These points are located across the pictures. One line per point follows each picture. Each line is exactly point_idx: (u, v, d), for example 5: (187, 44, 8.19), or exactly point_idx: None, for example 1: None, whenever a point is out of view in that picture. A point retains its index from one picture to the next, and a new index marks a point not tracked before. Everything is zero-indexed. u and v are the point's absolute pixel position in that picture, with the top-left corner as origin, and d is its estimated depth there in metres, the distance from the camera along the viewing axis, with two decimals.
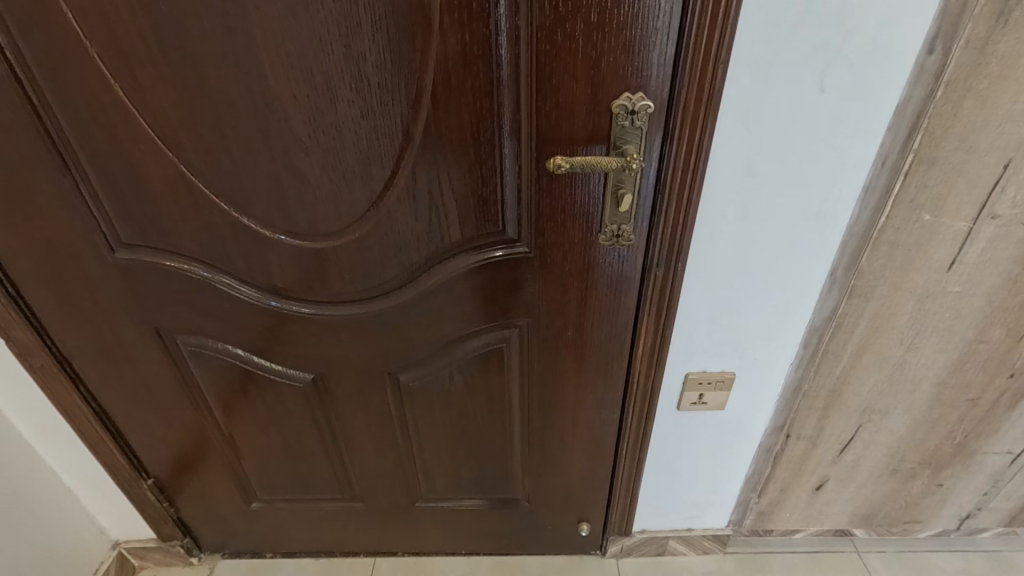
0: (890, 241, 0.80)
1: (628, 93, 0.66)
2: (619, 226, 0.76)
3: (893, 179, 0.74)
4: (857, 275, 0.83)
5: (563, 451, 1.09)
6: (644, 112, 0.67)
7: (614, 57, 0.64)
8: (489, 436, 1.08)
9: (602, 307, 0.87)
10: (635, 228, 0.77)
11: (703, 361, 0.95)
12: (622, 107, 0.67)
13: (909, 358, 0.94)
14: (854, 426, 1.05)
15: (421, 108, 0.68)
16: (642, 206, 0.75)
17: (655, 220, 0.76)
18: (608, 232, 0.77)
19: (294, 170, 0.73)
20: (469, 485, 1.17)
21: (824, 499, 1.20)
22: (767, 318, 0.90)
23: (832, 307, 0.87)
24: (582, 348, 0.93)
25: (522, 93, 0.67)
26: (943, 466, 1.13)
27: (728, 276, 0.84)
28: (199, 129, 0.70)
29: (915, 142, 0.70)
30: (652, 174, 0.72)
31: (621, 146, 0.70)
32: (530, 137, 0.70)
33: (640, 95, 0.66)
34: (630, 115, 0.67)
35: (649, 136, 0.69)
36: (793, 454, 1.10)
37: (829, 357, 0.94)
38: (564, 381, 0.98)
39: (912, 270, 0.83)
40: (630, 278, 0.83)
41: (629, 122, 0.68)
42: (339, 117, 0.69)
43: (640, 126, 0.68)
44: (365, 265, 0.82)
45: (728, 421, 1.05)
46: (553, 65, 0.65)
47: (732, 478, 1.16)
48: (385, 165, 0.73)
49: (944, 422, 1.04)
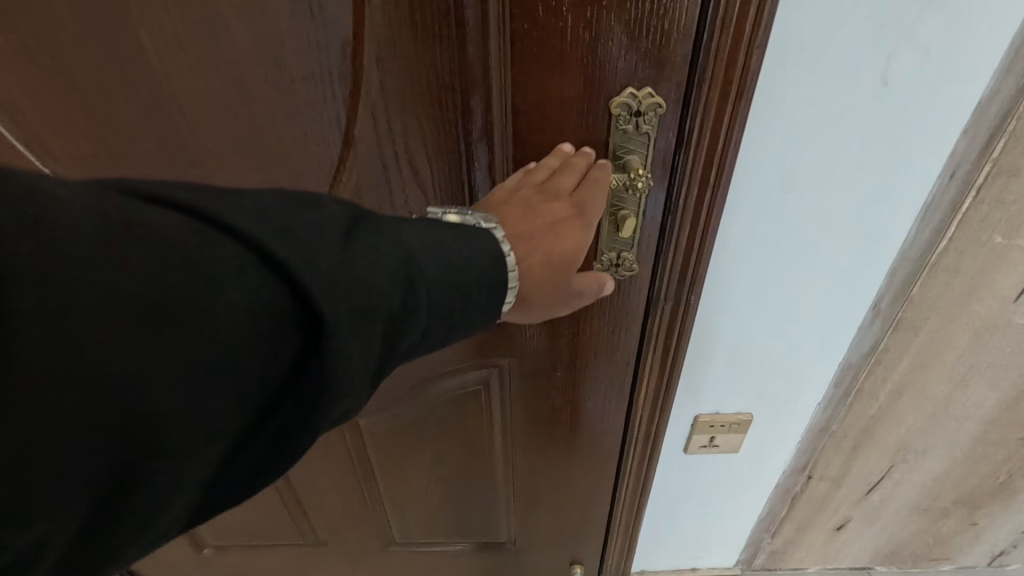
0: (949, 267, 0.65)
1: (632, 87, 0.51)
2: (619, 253, 0.61)
3: (963, 194, 0.59)
4: (905, 306, 0.69)
5: (554, 497, 0.95)
6: (653, 112, 0.51)
7: (613, 41, 0.48)
8: (469, 480, 0.94)
9: (599, 345, 0.72)
10: (640, 255, 0.62)
11: (716, 401, 0.82)
12: (623, 106, 0.51)
13: (957, 395, 0.80)
14: (885, 466, 0.92)
15: (362, 107, 0.52)
16: (648, 230, 0.60)
17: (663, 246, 0.61)
18: (607, 261, 0.62)
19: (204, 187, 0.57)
20: (448, 530, 1.03)
21: (844, 538, 1.08)
22: (794, 354, 0.76)
23: (872, 341, 0.73)
24: (575, 390, 0.79)
25: (494, 89, 0.51)
26: (980, 504, 1.00)
27: (750, 307, 0.70)
28: (76, 134, 0.54)
29: (997, 148, 0.55)
30: (661, 190, 0.57)
31: (622, 156, 0.54)
32: (507, 146, 0.55)
33: (647, 91, 0.50)
34: (634, 115, 0.52)
35: (658, 143, 0.54)
36: (814, 495, 0.97)
37: (863, 396, 0.80)
38: (554, 424, 0.84)
39: (972, 300, 0.68)
40: (632, 313, 0.68)
41: (633, 125, 0.52)
42: (255, 119, 0.53)
43: (647, 131, 0.53)
44: None
45: (742, 462, 0.92)
46: (533, 53, 0.49)
47: (743, 517, 1.03)
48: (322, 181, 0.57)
49: (987, 461, 0.91)
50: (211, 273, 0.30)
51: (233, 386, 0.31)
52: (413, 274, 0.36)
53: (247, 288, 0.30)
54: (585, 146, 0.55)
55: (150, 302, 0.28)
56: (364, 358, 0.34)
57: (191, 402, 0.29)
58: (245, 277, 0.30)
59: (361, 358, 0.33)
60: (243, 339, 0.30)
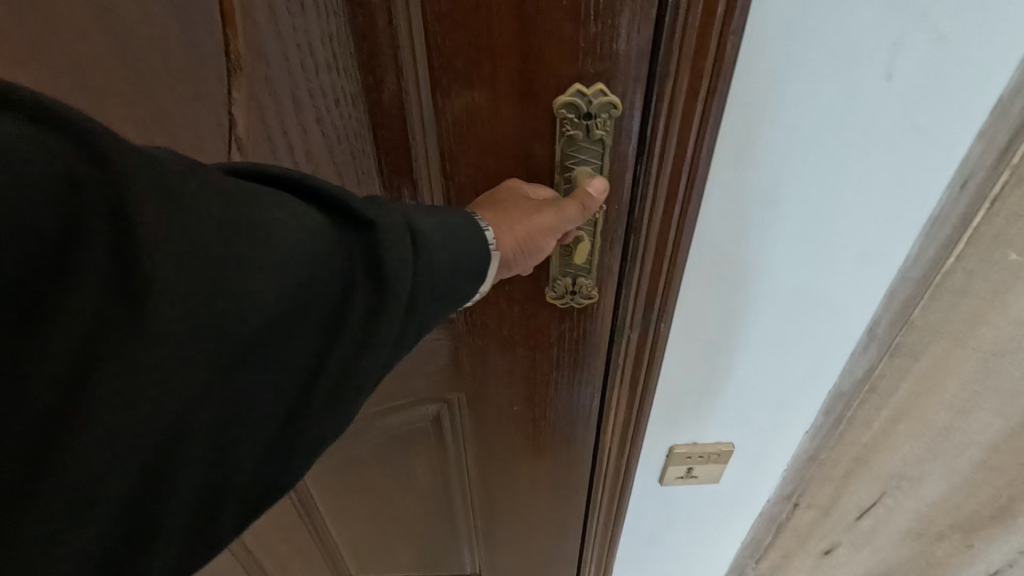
0: (956, 288, 0.57)
1: (580, 83, 0.41)
2: (575, 278, 0.52)
3: (976, 208, 0.50)
4: (905, 331, 0.61)
5: (519, 535, 0.87)
6: (606, 115, 0.42)
7: (554, 28, 0.39)
8: (427, 514, 0.86)
9: (559, 380, 0.64)
10: (600, 279, 0.53)
11: (693, 432, 0.74)
12: (569, 106, 0.42)
13: (960, 422, 0.72)
14: (878, 493, 0.84)
15: (246, 104, 0.43)
16: (607, 253, 0.51)
17: (625, 271, 0.52)
18: (561, 286, 0.53)
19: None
20: (407, 566, 0.95)
21: (833, 562, 1.01)
22: (780, 381, 0.68)
23: (867, 369, 0.65)
24: (536, 426, 0.70)
25: (411, 87, 0.42)
26: (978, 528, 0.93)
27: (729, 333, 0.62)
28: None
29: (1015, 155, 0.47)
30: (620, 207, 0.48)
31: (572, 167, 0.45)
32: (434, 155, 0.45)
33: (598, 88, 0.41)
34: (583, 117, 0.42)
35: (616, 151, 0.44)
36: (801, 521, 0.90)
37: (855, 425, 0.72)
38: (514, 460, 0.75)
39: (980, 324, 0.60)
40: (592, 346, 0.60)
41: (582, 129, 0.43)
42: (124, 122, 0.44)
43: (600, 137, 0.43)
44: None
45: (723, 492, 0.84)
46: (454, 40, 0.39)
47: (725, 543, 0.96)
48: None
49: (987, 486, 0.84)
50: (258, 199, 0.31)
51: (296, 296, 0.31)
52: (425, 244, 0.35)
53: (293, 210, 0.32)
54: (529, 157, 0.45)
55: (219, 214, 0.29)
56: (411, 265, 0.34)
57: (268, 303, 0.30)
58: (287, 203, 0.32)
59: (411, 266, 0.33)
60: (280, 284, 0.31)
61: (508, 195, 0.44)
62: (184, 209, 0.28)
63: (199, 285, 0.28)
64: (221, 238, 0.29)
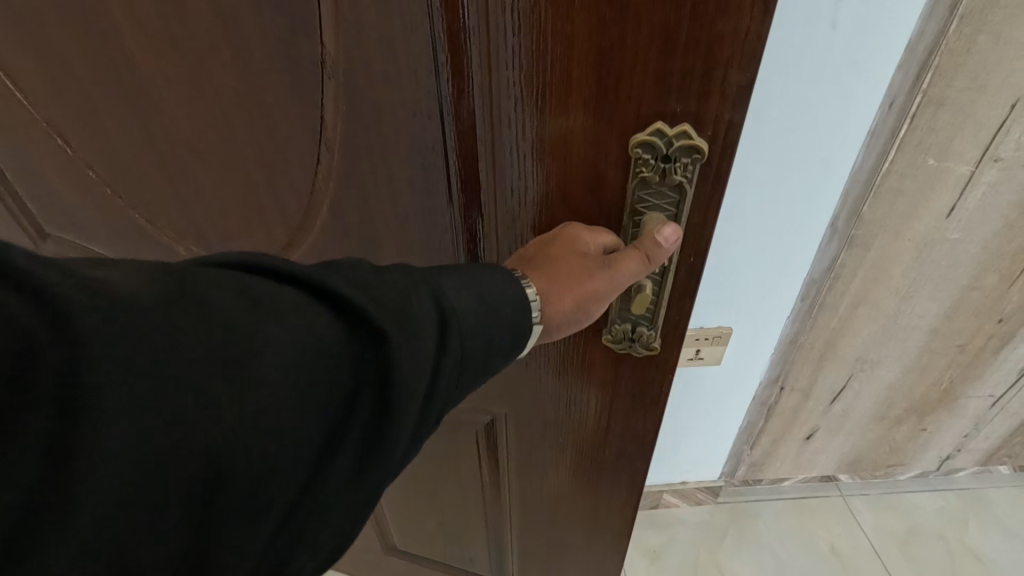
0: (893, 188, 0.78)
1: (662, 121, 0.42)
2: (635, 326, 0.56)
3: (900, 121, 0.71)
4: (858, 224, 0.82)
5: (544, 540, 0.93)
6: (683, 157, 0.43)
7: (636, 47, 0.39)
8: (482, 504, 0.93)
9: (600, 422, 0.69)
10: (660, 331, 0.56)
11: (700, 316, 0.95)
12: (648, 146, 0.43)
13: (904, 307, 0.94)
14: (847, 375, 1.06)
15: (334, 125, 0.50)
16: (666, 307, 0.54)
17: (682, 310, 0.54)
18: (621, 332, 0.56)
19: (223, 187, 0.61)
20: (465, 540, 1.06)
21: (813, 448, 1.23)
22: (767, 273, 0.88)
23: (831, 258, 0.85)
24: (573, 457, 0.75)
25: (477, 103, 0.45)
26: (928, 411, 1.16)
27: (729, 226, 0.82)
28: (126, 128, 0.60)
29: (924, 81, 0.67)
30: (687, 245, 0.49)
31: (643, 206, 0.47)
32: (502, 170, 0.48)
33: (677, 132, 0.42)
34: (659, 158, 0.43)
35: (688, 193, 0.45)
36: (786, 405, 1.11)
37: (825, 309, 0.93)
38: (559, 470, 0.78)
39: (912, 218, 0.81)
40: (634, 378, 0.62)
41: (656, 171, 0.44)
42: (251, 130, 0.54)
43: (674, 179, 0.44)
44: None
45: (725, 375, 1.05)
46: (528, 66, 0.41)
47: (727, 434, 1.18)
48: (304, 192, 0.57)
49: (933, 368, 1.06)
50: (269, 306, 0.33)
51: (297, 416, 0.33)
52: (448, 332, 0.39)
53: (305, 315, 0.34)
54: (601, 175, 0.46)
55: (209, 345, 0.30)
56: (431, 367, 0.37)
57: (275, 434, 0.32)
58: (295, 309, 0.34)
59: (427, 363, 0.37)
60: (285, 405, 0.32)
61: (572, 243, 0.47)
62: (162, 356, 0.29)
63: (182, 442, 0.29)
64: (212, 366, 0.30)
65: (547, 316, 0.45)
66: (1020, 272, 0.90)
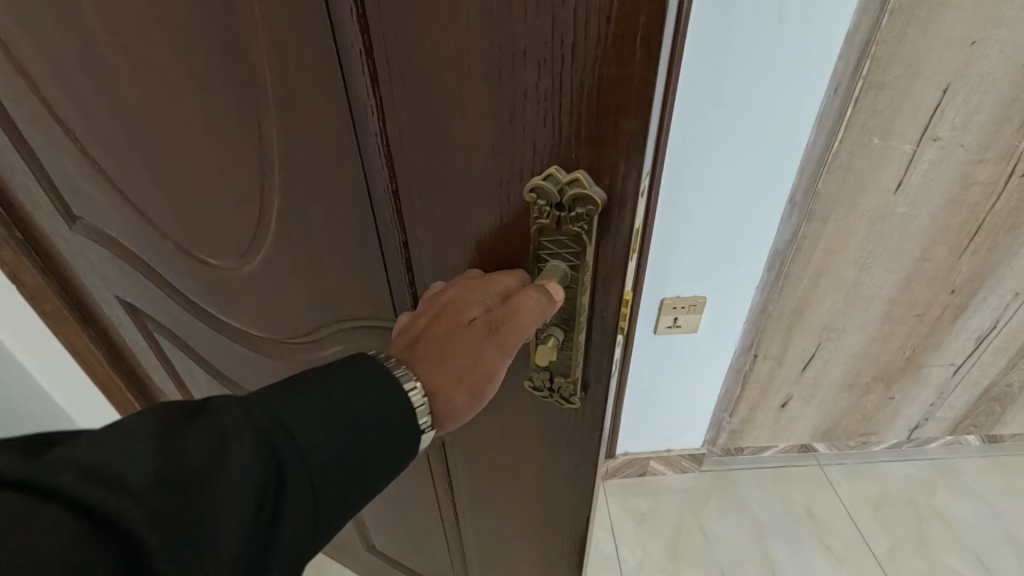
0: (844, 165, 0.87)
1: (558, 166, 0.35)
2: (553, 375, 0.46)
3: (846, 104, 0.80)
4: (814, 199, 0.91)
5: None
6: (580, 201, 0.35)
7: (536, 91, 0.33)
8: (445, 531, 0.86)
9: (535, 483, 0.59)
10: (584, 383, 0.46)
11: (677, 287, 1.04)
12: (541, 189, 0.36)
13: (864, 278, 1.03)
14: (815, 343, 1.15)
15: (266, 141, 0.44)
16: (587, 357, 0.45)
17: (605, 365, 0.45)
18: (540, 379, 0.47)
19: (188, 191, 0.56)
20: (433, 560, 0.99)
21: (789, 415, 1.32)
22: (737, 245, 0.97)
23: (793, 230, 0.95)
24: (534, 505, 0.62)
25: (371, 145, 0.39)
26: (894, 379, 1.24)
27: (699, 202, 0.91)
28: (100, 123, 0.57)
29: (864, 68, 0.77)
30: (601, 297, 0.41)
31: (545, 257, 0.40)
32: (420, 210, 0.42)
33: (572, 177, 0.35)
34: (554, 202, 0.36)
35: (594, 245, 0.38)
36: (760, 372, 1.21)
37: (790, 280, 1.03)
38: (507, 521, 0.69)
39: (864, 193, 0.91)
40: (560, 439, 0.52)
41: (552, 216, 0.37)
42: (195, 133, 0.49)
43: (572, 229, 0.37)
44: (268, 315, 0.65)
45: (702, 344, 1.15)
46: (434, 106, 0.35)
47: (708, 401, 1.27)
48: (253, 204, 0.51)
49: (894, 337, 1.15)
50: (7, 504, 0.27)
51: None
52: (282, 449, 0.34)
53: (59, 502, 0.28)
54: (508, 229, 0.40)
55: None
56: (264, 492, 0.33)
57: None
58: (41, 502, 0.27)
59: (255, 492, 0.33)
60: None
61: (453, 311, 0.40)
62: None
63: None
64: None
65: (439, 410, 0.41)
66: (967, 244, 0.99)
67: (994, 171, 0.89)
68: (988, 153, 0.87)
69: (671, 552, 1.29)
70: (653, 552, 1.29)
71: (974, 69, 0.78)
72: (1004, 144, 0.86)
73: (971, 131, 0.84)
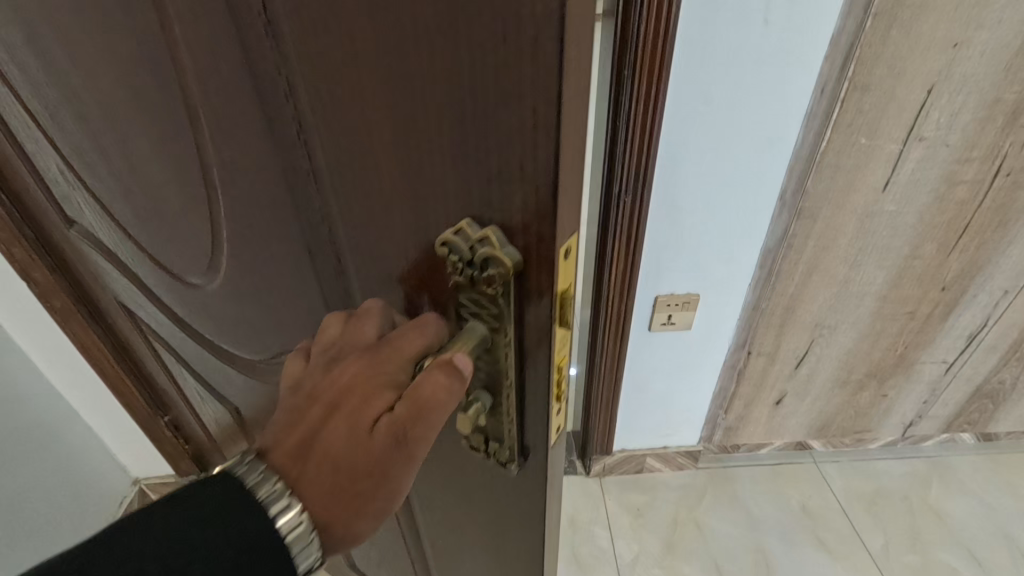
0: (832, 164, 0.89)
1: (470, 220, 0.31)
2: (489, 438, 0.42)
3: (832, 104, 0.82)
4: (803, 197, 0.93)
5: None
6: (492, 264, 0.31)
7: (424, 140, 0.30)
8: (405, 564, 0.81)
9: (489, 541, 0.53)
10: (519, 453, 0.42)
11: (670, 284, 1.06)
12: (453, 246, 0.32)
13: (855, 275, 1.05)
14: (808, 340, 1.17)
15: (208, 157, 0.43)
16: (524, 425, 0.40)
17: (541, 437, 0.40)
18: (476, 440, 0.43)
19: (151, 200, 0.55)
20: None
21: (784, 412, 1.34)
22: (729, 242, 0.99)
23: (783, 227, 0.97)
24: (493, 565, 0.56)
25: (297, 177, 0.38)
26: (887, 376, 1.26)
27: (690, 202, 0.93)
28: (67, 130, 0.56)
29: (850, 70, 0.79)
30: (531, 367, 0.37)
31: (466, 316, 0.35)
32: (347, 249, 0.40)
33: (483, 236, 0.31)
34: (467, 262, 0.32)
35: (514, 311, 0.34)
36: (755, 369, 1.22)
37: (781, 277, 1.05)
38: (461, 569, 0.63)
39: (852, 191, 0.93)
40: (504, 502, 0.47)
41: (465, 276, 0.32)
42: (147, 144, 0.48)
43: (490, 293, 0.32)
44: (234, 331, 0.63)
45: (696, 341, 1.16)
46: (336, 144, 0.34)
47: (703, 398, 1.29)
48: (205, 218, 0.50)
49: (886, 334, 1.17)
50: None
51: None
52: None
53: None
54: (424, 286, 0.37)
55: None
56: None
57: None
58: None
59: None
60: None
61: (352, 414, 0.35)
62: None
63: None
64: None
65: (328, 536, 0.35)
66: (956, 242, 1.01)
67: (980, 170, 0.91)
68: (973, 152, 0.89)
69: (667, 546, 1.31)
70: (649, 547, 1.31)
71: (957, 70, 0.80)
72: (988, 143, 0.88)
73: (956, 131, 0.86)
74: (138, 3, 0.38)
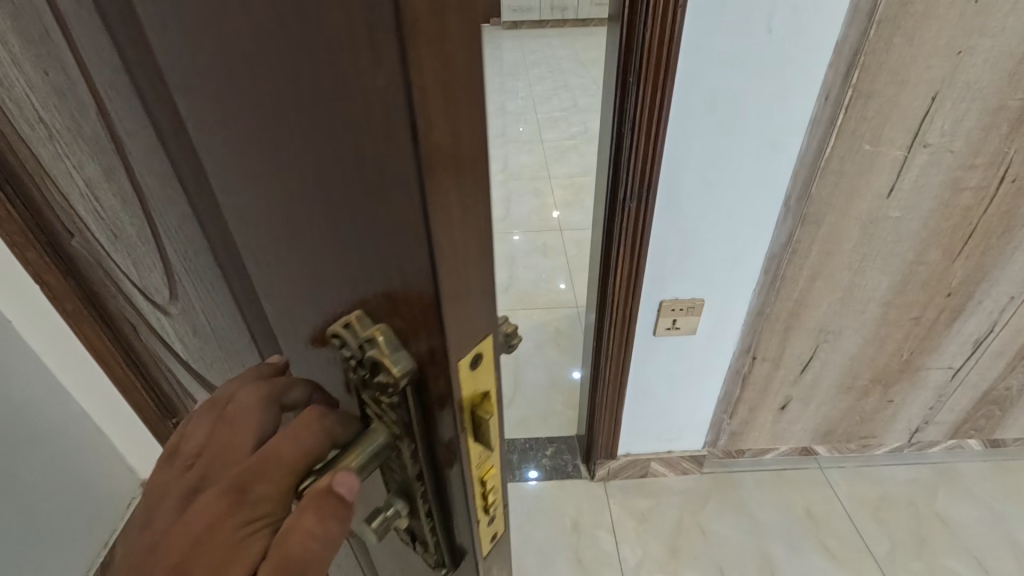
0: (836, 170, 0.89)
1: (361, 313, 0.32)
2: (410, 526, 0.43)
3: (836, 111, 0.83)
4: (808, 203, 0.93)
5: None
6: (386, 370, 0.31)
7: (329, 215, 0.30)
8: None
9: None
10: (442, 537, 0.43)
11: (675, 289, 1.06)
12: (344, 343, 0.32)
13: (859, 281, 1.05)
14: (813, 346, 1.17)
15: (167, 187, 0.44)
16: (442, 512, 0.41)
17: (460, 519, 0.42)
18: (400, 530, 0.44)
19: (119, 224, 0.55)
20: None
21: (788, 417, 1.34)
22: (733, 247, 1.00)
23: (787, 232, 0.97)
24: None
25: (238, 220, 0.38)
26: (892, 382, 1.26)
27: (694, 207, 0.94)
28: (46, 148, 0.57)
29: (853, 77, 0.80)
30: (441, 459, 0.37)
31: (370, 415, 0.35)
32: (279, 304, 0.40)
33: (374, 332, 0.31)
34: (359, 361, 0.32)
35: (418, 412, 0.34)
36: (759, 374, 1.22)
37: (786, 282, 1.05)
38: None
39: (856, 198, 0.93)
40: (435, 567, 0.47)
41: (363, 375, 0.33)
42: (114, 169, 0.48)
43: (388, 398, 0.33)
44: (210, 351, 0.63)
45: (701, 345, 1.17)
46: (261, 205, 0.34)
47: (707, 402, 1.29)
48: (172, 244, 0.50)
49: (891, 339, 1.17)
50: None
51: None
52: None
53: None
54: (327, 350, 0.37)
55: None
56: None
57: None
58: None
59: None
60: None
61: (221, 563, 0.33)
62: None
63: None
64: None
65: None
66: (961, 248, 1.01)
67: (984, 177, 0.91)
68: (977, 159, 0.89)
69: (672, 552, 1.31)
70: (653, 551, 1.31)
71: (961, 77, 0.80)
72: (993, 149, 0.88)
73: (959, 138, 0.87)
74: (91, 32, 0.37)
